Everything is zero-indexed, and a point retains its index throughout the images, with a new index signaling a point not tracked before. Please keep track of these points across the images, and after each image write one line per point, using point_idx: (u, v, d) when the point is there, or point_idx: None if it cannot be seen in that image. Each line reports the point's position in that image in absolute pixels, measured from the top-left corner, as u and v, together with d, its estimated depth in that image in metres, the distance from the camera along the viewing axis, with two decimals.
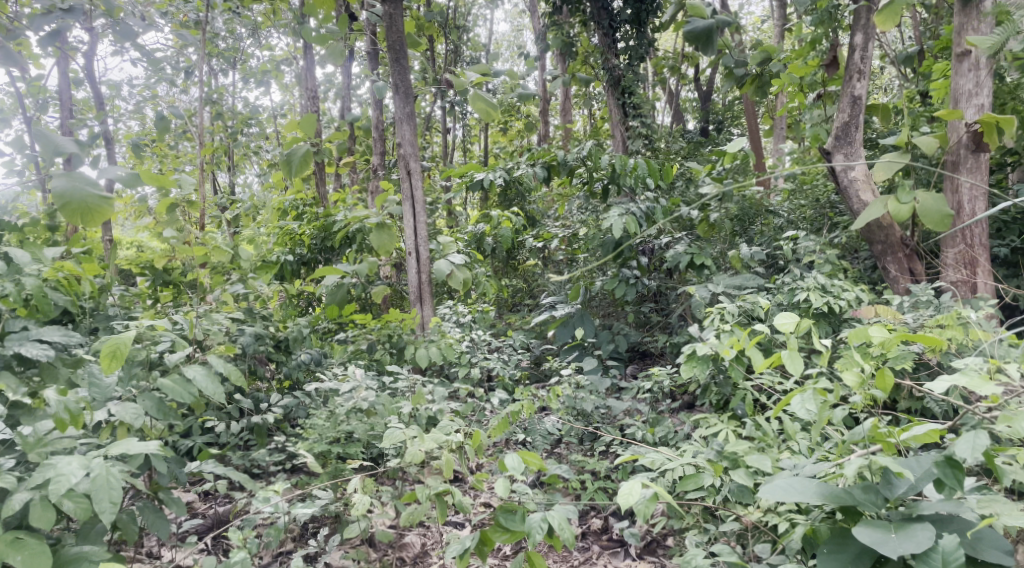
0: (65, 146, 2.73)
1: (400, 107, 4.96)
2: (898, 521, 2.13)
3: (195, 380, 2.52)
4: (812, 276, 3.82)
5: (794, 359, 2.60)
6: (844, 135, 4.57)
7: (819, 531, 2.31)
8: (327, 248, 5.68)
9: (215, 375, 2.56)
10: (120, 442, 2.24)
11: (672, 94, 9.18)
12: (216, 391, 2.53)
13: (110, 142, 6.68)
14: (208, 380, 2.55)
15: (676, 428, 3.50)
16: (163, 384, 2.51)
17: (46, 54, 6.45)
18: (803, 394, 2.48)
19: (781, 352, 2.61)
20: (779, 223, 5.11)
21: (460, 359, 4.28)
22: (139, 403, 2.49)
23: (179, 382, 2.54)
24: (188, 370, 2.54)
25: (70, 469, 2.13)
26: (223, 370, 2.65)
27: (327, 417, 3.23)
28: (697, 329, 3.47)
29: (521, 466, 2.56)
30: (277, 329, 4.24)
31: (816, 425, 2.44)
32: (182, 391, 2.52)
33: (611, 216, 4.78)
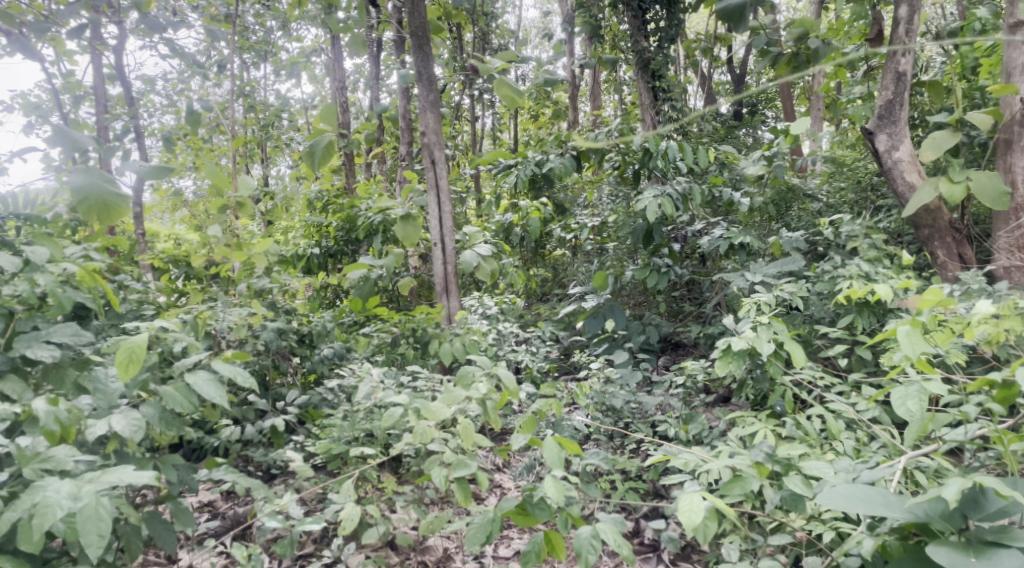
0: (83, 142, 2.61)
1: (423, 95, 4.82)
2: (978, 543, 1.96)
3: (195, 386, 2.39)
4: (855, 263, 3.63)
5: (912, 337, 2.48)
6: (887, 114, 4.33)
7: (890, 547, 2.13)
8: (353, 240, 5.59)
9: (217, 380, 2.43)
10: (115, 472, 2.13)
11: (706, 78, 8.92)
12: (216, 397, 2.39)
13: (141, 136, 6.69)
14: (211, 387, 2.41)
15: (711, 425, 3.35)
16: (165, 392, 2.41)
17: (80, 50, 6.46)
18: (906, 390, 2.40)
19: (898, 328, 2.48)
20: (818, 207, 4.90)
21: (487, 352, 4.17)
22: (140, 412, 2.39)
23: (181, 388, 2.43)
24: (188, 376, 2.41)
25: (56, 499, 2.01)
26: (230, 375, 2.53)
27: (346, 415, 3.15)
28: (731, 320, 3.30)
29: (557, 451, 2.40)
30: (300, 323, 4.17)
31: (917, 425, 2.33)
32: (183, 399, 2.40)
33: (643, 202, 4.60)
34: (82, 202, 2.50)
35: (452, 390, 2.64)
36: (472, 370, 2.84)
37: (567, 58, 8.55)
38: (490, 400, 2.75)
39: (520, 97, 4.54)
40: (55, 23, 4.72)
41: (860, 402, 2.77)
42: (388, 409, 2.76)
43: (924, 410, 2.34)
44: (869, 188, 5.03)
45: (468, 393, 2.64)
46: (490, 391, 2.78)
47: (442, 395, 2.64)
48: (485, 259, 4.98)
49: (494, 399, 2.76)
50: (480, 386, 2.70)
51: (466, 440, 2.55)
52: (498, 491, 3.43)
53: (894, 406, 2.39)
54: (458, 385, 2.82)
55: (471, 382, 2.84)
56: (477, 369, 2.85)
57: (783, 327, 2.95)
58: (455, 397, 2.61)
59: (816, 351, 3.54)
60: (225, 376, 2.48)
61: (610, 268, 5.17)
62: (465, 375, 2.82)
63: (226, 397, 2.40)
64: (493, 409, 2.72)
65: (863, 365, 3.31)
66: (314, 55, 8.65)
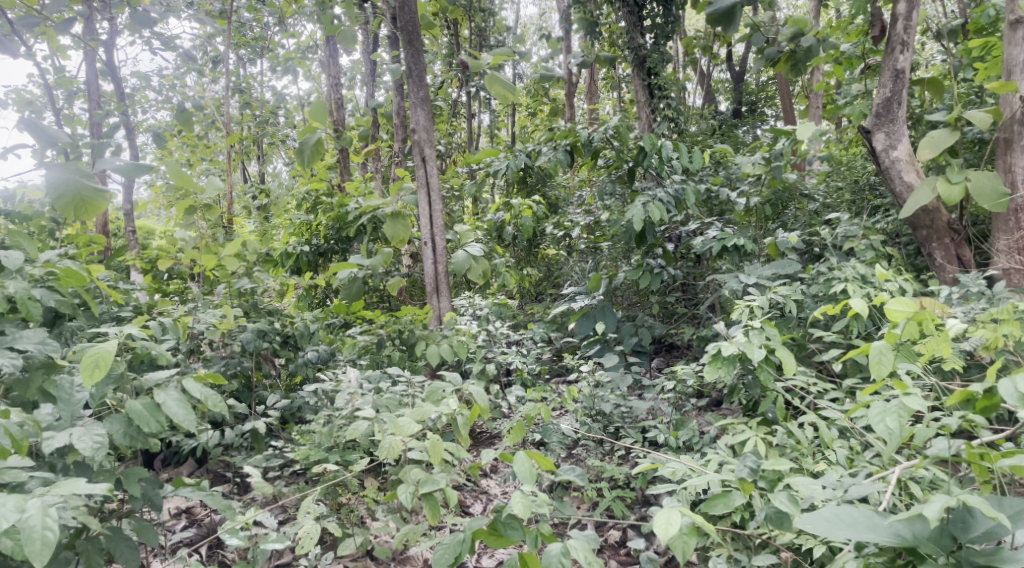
0: (60, 136, 2.47)
1: (414, 92, 4.73)
2: None
3: (166, 407, 2.32)
4: (850, 265, 3.55)
5: (885, 356, 2.39)
6: (885, 112, 4.25)
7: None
8: (343, 238, 5.50)
9: (187, 403, 2.35)
10: (66, 482, 2.06)
11: (704, 77, 8.82)
12: (185, 421, 2.32)
13: (133, 133, 6.60)
14: (180, 408, 2.33)
15: (702, 431, 3.27)
16: (133, 410, 2.32)
17: (72, 46, 6.37)
18: (884, 407, 2.26)
19: (870, 346, 2.40)
20: (814, 208, 4.82)
21: (476, 354, 4.09)
22: (105, 427, 2.32)
23: (149, 407, 2.35)
24: (159, 396, 2.34)
25: (2, 512, 1.93)
26: (201, 396, 2.45)
27: (326, 421, 3.06)
28: (723, 324, 3.21)
29: (529, 469, 2.31)
30: (284, 324, 4.09)
31: (898, 444, 2.21)
32: (151, 419, 2.33)
33: (638, 201, 4.51)
34: (59, 199, 2.38)
35: (420, 405, 2.59)
36: (442, 387, 2.77)
37: (564, 55, 8.45)
38: (460, 415, 2.65)
39: (512, 93, 4.45)
40: (43, 18, 4.63)
41: (854, 410, 2.68)
42: (359, 423, 2.65)
43: (904, 426, 2.22)
44: (866, 188, 4.95)
45: (436, 408, 2.58)
46: (462, 406, 2.68)
47: (409, 410, 2.58)
48: (476, 259, 4.89)
49: (464, 415, 2.66)
50: (450, 401, 2.65)
51: (433, 457, 2.46)
52: (482, 498, 3.34)
53: (872, 422, 2.26)
54: (428, 401, 2.75)
55: (441, 399, 2.77)
56: (446, 387, 2.79)
57: (775, 331, 2.86)
58: (424, 412, 2.55)
59: (811, 356, 3.45)
60: (195, 396, 2.41)
61: (603, 268, 5.08)
62: (435, 392, 2.76)
63: (196, 422, 2.33)
64: (464, 424, 2.62)
65: (858, 371, 3.22)
66: (310, 52, 8.55)
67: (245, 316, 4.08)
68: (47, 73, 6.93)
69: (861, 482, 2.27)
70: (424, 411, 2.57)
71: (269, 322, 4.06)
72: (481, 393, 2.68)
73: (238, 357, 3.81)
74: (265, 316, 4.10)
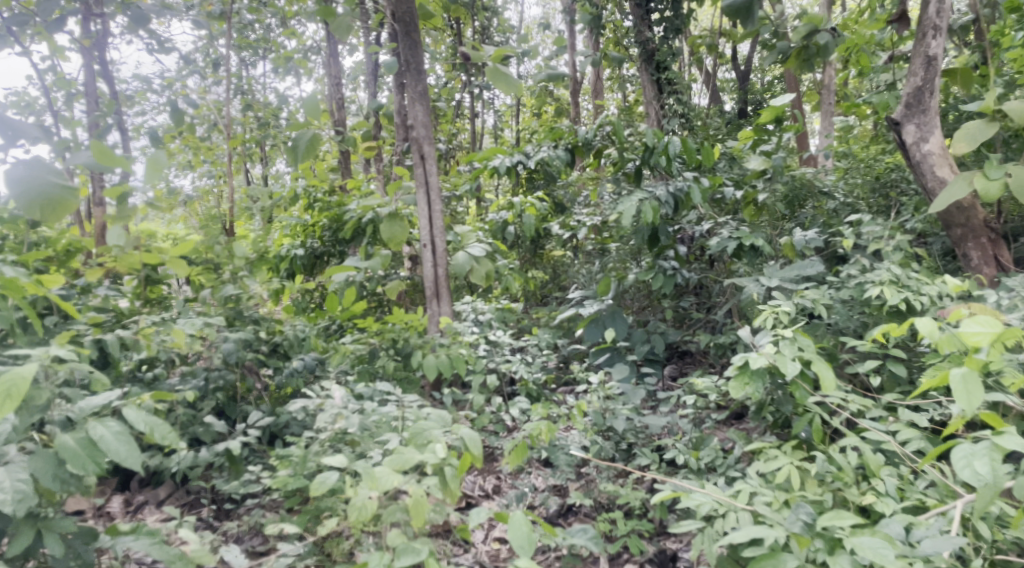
0: (26, 131, 2.41)
1: (412, 85, 4.45)
2: None
3: (104, 444, 2.14)
4: (883, 266, 3.24)
5: (967, 383, 2.15)
6: (916, 103, 3.92)
7: None
8: (341, 240, 5.21)
9: (128, 437, 2.17)
10: None
11: (710, 75, 8.58)
12: (127, 458, 2.15)
13: (128, 134, 6.34)
14: (121, 445, 2.15)
15: (724, 450, 2.99)
16: (65, 448, 2.12)
17: (67, 46, 6.13)
18: (974, 451, 1.97)
19: (949, 371, 2.17)
20: (835, 206, 4.53)
21: (476, 365, 3.81)
22: (31, 466, 2.14)
23: (83, 443, 2.15)
24: (96, 431, 2.15)
25: None
26: (143, 425, 2.27)
27: (309, 444, 2.78)
28: (747, 333, 2.91)
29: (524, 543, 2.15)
30: (270, 333, 3.84)
31: (993, 493, 1.92)
32: (85, 458, 2.13)
33: (628, 204, 4.16)
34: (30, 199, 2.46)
35: (400, 452, 2.33)
36: (427, 429, 2.47)
37: (568, 54, 8.19)
38: (450, 466, 2.36)
39: (515, 88, 4.17)
40: (31, 14, 4.37)
41: (902, 430, 2.40)
42: (325, 473, 2.35)
43: (999, 474, 1.93)
44: (887, 184, 4.64)
45: (422, 456, 2.32)
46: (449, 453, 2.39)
47: (391, 459, 2.32)
48: (479, 262, 4.58)
49: (455, 466, 2.37)
50: (440, 447, 2.37)
51: (416, 520, 2.23)
52: (484, 524, 3.09)
53: (957, 469, 1.97)
54: (411, 445, 2.46)
55: (426, 442, 2.47)
56: (431, 429, 2.50)
57: (808, 342, 2.58)
58: (405, 461, 2.30)
59: (842, 367, 3.14)
60: (138, 428, 2.22)
61: (613, 271, 4.80)
62: (419, 435, 2.46)
63: (140, 459, 2.16)
64: (454, 476, 2.36)
65: (895, 384, 2.92)
66: (310, 52, 8.31)
67: (228, 324, 3.81)
68: (43, 73, 6.72)
69: (934, 532, 1.98)
70: (408, 460, 2.32)
71: (254, 330, 3.80)
72: (475, 439, 2.43)
73: (222, 369, 3.55)
74: (250, 325, 3.83)
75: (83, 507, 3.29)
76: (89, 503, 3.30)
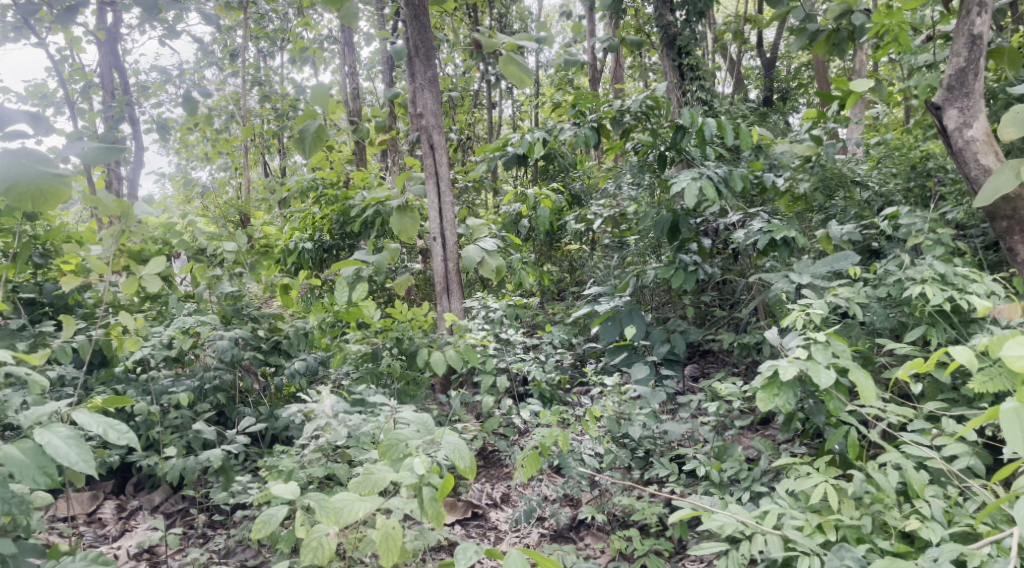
0: None
1: (421, 71, 4.24)
2: None
3: (50, 449, 2.05)
4: (925, 262, 2.99)
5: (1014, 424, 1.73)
6: (957, 85, 3.64)
7: None
8: (350, 233, 5.02)
9: (76, 441, 2.09)
10: None
11: (734, 63, 8.27)
12: (76, 462, 2.05)
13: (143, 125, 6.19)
14: (68, 449, 2.07)
15: (749, 462, 2.77)
16: (12, 459, 2.05)
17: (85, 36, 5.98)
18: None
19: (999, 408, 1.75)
20: (867, 196, 4.26)
21: (486, 364, 3.61)
22: None
23: (30, 452, 2.08)
24: (41, 438, 2.07)
25: None
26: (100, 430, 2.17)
27: (302, 454, 2.61)
28: (776, 335, 2.68)
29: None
30: (270, 330, 3.67)
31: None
32: (31, 467, 2.06)
33: (683, 180, 3.88)
34: (12, 190, 2.16)
35: (370, 475, 2.13)
36: (404, 441, 2.26)
37: (588, 41, 7.91)
38: (430, 485, 2.13)
39: (529, 82, 3.75)
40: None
41: (946, 444, 2.18)
42: (272, 509, 2.11)
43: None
44: (925, 173, 4.33)
45: (393, 477, 2.11)
46: (429, 472, 2.16)
47: (357, 483, 2.12)
48: (490, 255, 4.34)
49: (435, 485, 2.13)
50: (418, 464, 2.13)
51: (382, 553, 2.04)
52: (490, 538, 2.93)
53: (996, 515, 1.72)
54: (385, 461, 2.24)
55: (401, 455, 2.25)
56: (410, 440, 2.27)
57: (843, 347, 2.36)
58: (374, 483, 2.10)
59: (878, 371, 2.90)
60: (90, 431, 2.13)
61: (631, 264, 4.57)
62: (392, 448, 2.24)
63: (90, 462, 2.06)
64: (432, 500, 2.13)
65: (938, 391, 2.67)
66: (326, 41, 8.11)
67: (225, 322, 3.65)
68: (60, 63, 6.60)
69: None
70: (378, 482, 2.11)
71: (252, 329, 3.65)
72: (460, 449, 2.19)
73: (219, 370, 3.39)
74: (248, 323, 3.67)
75: (75, 512, 3.16)
76: (82, 509, 3.18)
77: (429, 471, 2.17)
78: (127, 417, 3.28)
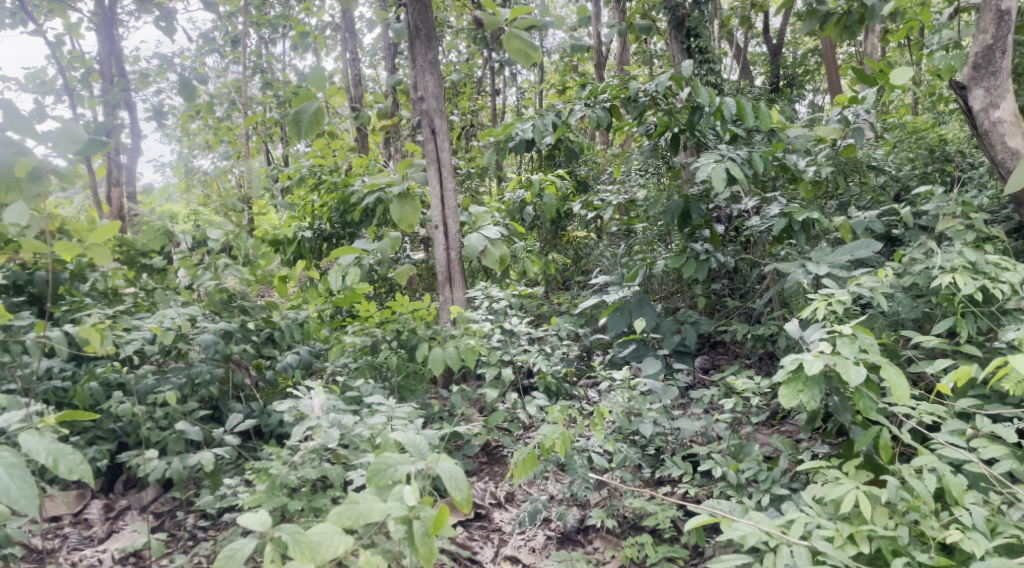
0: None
1: (421, 53, 4.06)
2: None
3: None
4: (954, 250, 2.82)
5: None
6: (985, 64, 3.44)
7: None
8: (350, 221, 4.85)
9: (19, 474, 1.97)
10: None
11: (741, 49, 8.06)
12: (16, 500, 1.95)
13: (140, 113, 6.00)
14: (9, 484, 1.95)
15: (767, 461, 2.62)
16: None
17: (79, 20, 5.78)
18: None
19: None
20: (885, 182, 4.08)
21: (489, 358, 3.46)
22: None
23: None
24: None
25: None
26: (47, 458, 2.04)
27: (291, 457, 2.45)
28: (797, 327, 2.52)
29: None
30: (263, 323, 3.52)
31: None
32: None
33: (704, 160, 3.70)
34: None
35: (354, 504, 1.96)
36: (392, 468, 2.08)
37: (593, 26, 7.68)
38: (422, 518, 1.97)
39: (535, 59, 3.57)
40: None
41: (985, 449, 2.05)
42: (239, 541, 1.98)
43: None
44: (943, 157, 4.19)
45: (380, 509, 1.94)
46: (422, 503, 2.00)
47: (340, 513, 1.95)
48: (494, 243, 4.17)
49: (427, 518, 1.97)
50: (408, 495, 1.97)
51: None
52: (493, 541, 2.80)
53: None
54: (372, 488, 2.06)
55: (389, 483, 2.08)
56: (399, 465, 2.10)
57: (871, 341, 2.20)
58: (359, 515, 1.93)
59: (904, 365, 2.74)
60: (34, 463, 2.00)
61: (639, 253, 4.40)
62: (379, 475, 2.07)
63: (31, 502, 1.95)
64: (423, 535, 1.95)
65: (969, 387, 2.51)
66: (327, 28, 7.91)
67: (213, 314, 3.42)
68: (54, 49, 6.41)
69: None
70: (364, 513, 1.94)
71: (242, 322, 3.42)
72: (456, 479, 2.04)
73: (209, 365, 3.24)
74: (239, 316, 3.44)
75: (60, 512, 3.03)
76: (68, 509, 3.05)
77: (421, 503, 2.00)
78: (114, 414, 3.14)
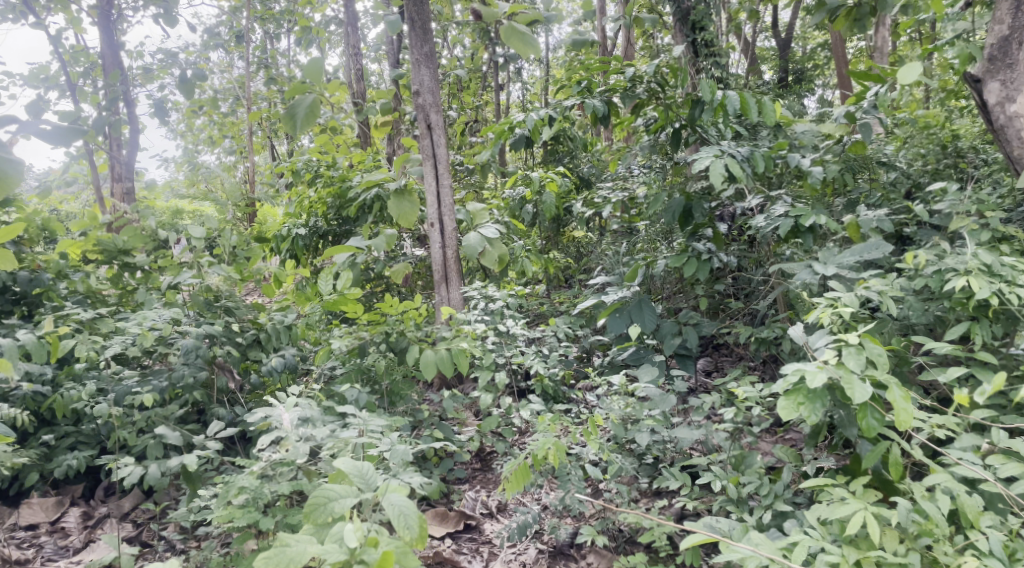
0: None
1: (417, 46, 3.92)
2: None
3: None
4: (968, 252, 2.67)
5: None
6: (1001, 56, 3.29)
7: None
8: (346, 218, 4.72)
9: None
10: None
11: (751, 44, 7.86)
12: None
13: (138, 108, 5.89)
14: None
15: (769, 472, 2.49)
16: None
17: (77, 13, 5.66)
18: None
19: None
20: (895, 179, 3.93)
21: (482, 361, 3.33)
22: None
23: None
24: None
25: None
26: None
27: (267, 469, 2.34)
28: (801, 332, 2.39)
29: None
30: (248, 325, 3.40)
31: None
32: None
33: (705, 156, 3.55)
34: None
35: (284, 548, 1.89)
36: (331, 504, 2.01)
37: (599, 20, 7.50)
38: (363, 562, 1.89)
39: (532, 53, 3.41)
40: None
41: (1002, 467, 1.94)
42: None
43: None
44: (955, 153, 4.03)
45: (315, 553, 1.87)
46: (364, 541, 1.92)
47: (268, 557, 1.87)
48: (492, 242, 4.04)
49: (369, 562, 1.89)
50: (349, 537, 1.90)
51: None
52: (481, 554, 2.69)
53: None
54: (307, 524, 1.99)
55: (325, 519, 2.02)
56: (339, 499, 2.04)
57: (879, 351, 2.08)
58: (286, 559, 1.87)
59: (914, 373, 2.61)
60: None
61: (641, 252, 4.27)
62: (315, 511, 1.99)
63: None
64: None
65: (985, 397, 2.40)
66: (329, 23, 7.77)
67: (197, 316, 3.34)
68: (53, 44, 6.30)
69: None
70: (296, 558, 1.87)
71: (224, 325, 3.30)
72: (405, 517, 2.01)
73: (191, 368, 3.13)
74: (220, 318, 3.33)
75: (37, 520, 2.94)
76: (45, 517, 2.95)
77: (362, 542, 1.93)
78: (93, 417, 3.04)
